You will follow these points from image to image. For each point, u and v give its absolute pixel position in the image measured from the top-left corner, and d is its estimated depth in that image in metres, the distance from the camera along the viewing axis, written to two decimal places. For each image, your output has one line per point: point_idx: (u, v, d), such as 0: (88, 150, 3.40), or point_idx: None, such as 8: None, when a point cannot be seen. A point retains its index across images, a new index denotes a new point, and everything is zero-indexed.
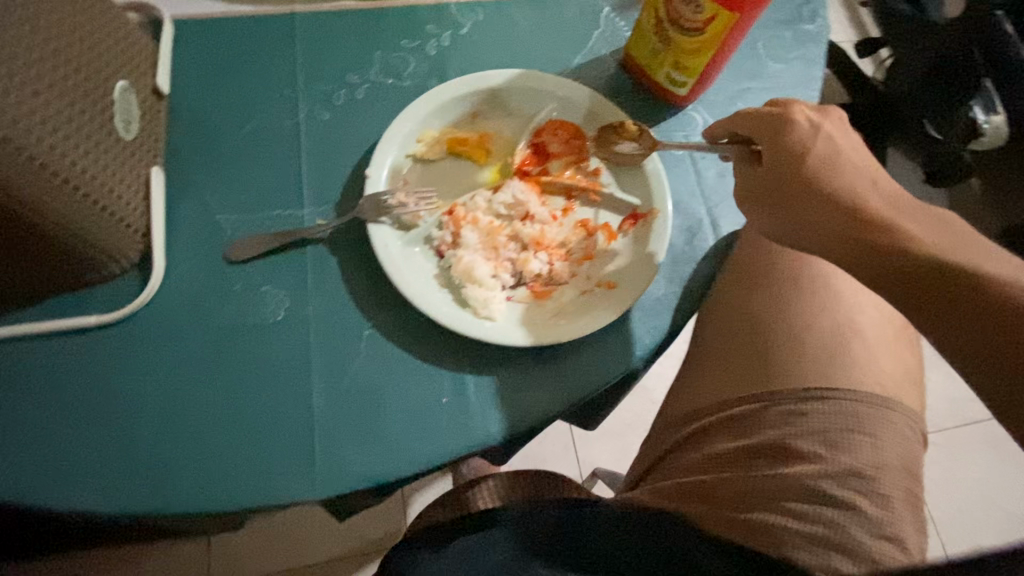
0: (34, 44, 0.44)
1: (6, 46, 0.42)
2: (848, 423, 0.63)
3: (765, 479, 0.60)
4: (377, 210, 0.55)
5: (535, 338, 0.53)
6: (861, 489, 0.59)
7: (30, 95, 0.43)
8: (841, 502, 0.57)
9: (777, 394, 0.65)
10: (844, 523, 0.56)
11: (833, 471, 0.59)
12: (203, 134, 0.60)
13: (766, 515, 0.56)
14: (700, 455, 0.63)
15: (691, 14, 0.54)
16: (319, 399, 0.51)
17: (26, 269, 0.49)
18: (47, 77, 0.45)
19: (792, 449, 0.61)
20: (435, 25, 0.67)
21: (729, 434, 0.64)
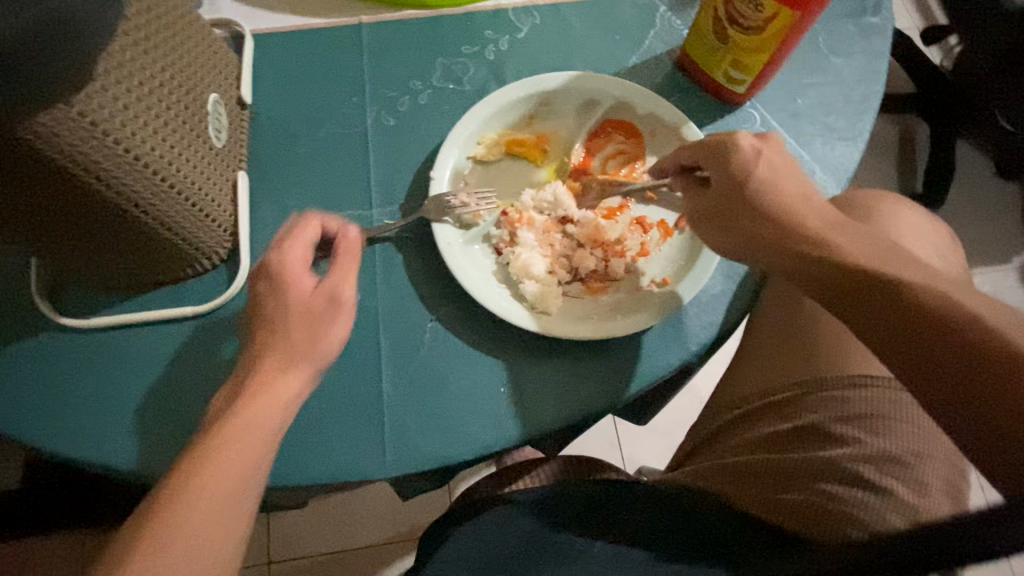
0: (150, 66, 0.48)
1: (133, 72, 0.46)
2: (891, 411, 0.59)
3: (797, 460, 0.59)
4: (440, 210, 0.58)
5: (592, 331, 0.54)
6: (901, 477, 0.55)
7: (151, 115, 0.47)
8: (877, 486, 0.55)
9: (819, 383, 0.63)
10: (879, 506, 0.53)
11: (869, 456, 0.57)
12: (282, 140, 0.65)
13: (791, 492, 0.56)
14: (741, 442, 0.64)
15: (751, 12, 0.55)
16: (387, 386, 0.55)
17: (132, 264, 0.54)
18: (161, 96, 0.49)
19: (829, 433, 0.60)
20: (494, 31, 0.70)
21: (770, 422, 0.64)
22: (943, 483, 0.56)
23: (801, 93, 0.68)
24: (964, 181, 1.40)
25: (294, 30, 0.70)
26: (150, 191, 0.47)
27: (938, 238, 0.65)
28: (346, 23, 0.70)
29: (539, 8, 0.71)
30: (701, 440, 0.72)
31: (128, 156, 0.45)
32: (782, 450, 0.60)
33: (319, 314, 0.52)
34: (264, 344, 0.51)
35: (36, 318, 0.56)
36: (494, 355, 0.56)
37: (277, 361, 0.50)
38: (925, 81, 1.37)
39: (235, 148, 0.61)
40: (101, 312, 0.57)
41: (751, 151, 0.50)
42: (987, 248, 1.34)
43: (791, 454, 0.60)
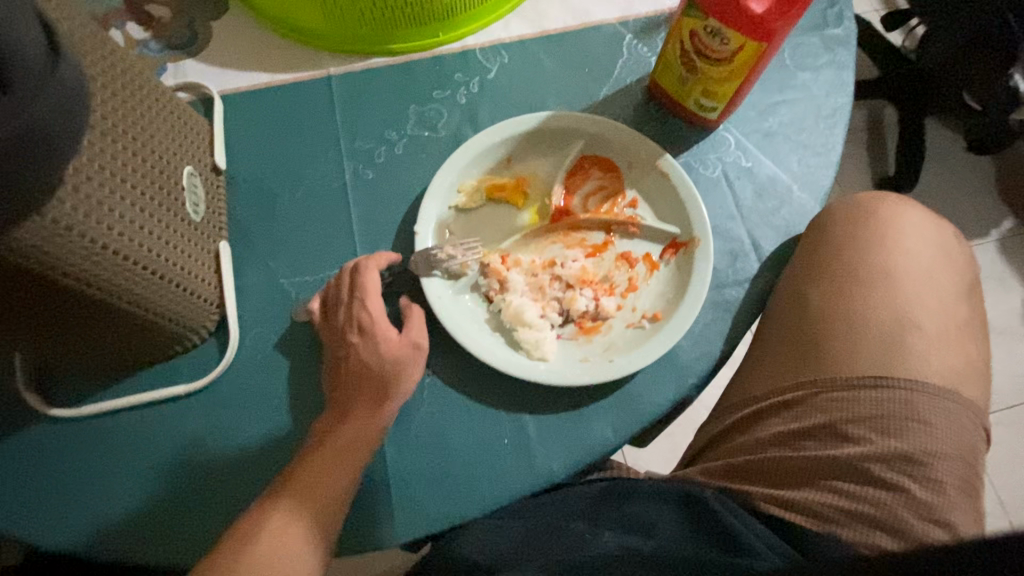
0: (128, 160, 0.48)
1: (115, 171, 0.45)
2: (904, 411, 0.58)
3: (818, 460, 0.57)
4: (428, 264, 0.57)
5: (590, 376, 0.54)
6: (915, 475, 0.55)
7: (134, 210, 0.47)
8: (895, 486, 0.55)
9: (833, 382, 0.59)
10: (897, 506, 0.54)
11: (886, 456, 0.56)
12: (261, 203, 0.64)
13: (813, 495, 0.56)
14: (757, 440, 0.61)
15: (718, 45, 0.55)
16: (390, 449, 0.55)
17: (117, 350, 0.53)
18: (142, 187, 0.49)
19: (844, 433, 0.58)
20: (464, 73, 0.70)
21: (784, 419, 0.60)
22: (956, 478, 0.55)
23: (773, 111, 0.68)
24: (938, 158, 1.39)
25: (263, 88, 0.70)
26: (129, 281, 0.46)
27: (924, 237, 0.67)
28: (315, 76, 0.70)
29: (506, 46, 0.72)
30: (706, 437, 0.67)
31: (118, 258, 0.44)
32: (800, 449, 0.58)
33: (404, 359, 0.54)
34: (354, 384, 0.53)
35: (25, 412, 0.55)
36: (495, 406, 0.56)
37: (369, 399, 0.53)
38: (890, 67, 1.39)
39: (214, 217, 0.60)
40: (91, 399, 0.56)
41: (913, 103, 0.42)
42: (968, 223, 1.34)
43: (810, 454, 0.58)
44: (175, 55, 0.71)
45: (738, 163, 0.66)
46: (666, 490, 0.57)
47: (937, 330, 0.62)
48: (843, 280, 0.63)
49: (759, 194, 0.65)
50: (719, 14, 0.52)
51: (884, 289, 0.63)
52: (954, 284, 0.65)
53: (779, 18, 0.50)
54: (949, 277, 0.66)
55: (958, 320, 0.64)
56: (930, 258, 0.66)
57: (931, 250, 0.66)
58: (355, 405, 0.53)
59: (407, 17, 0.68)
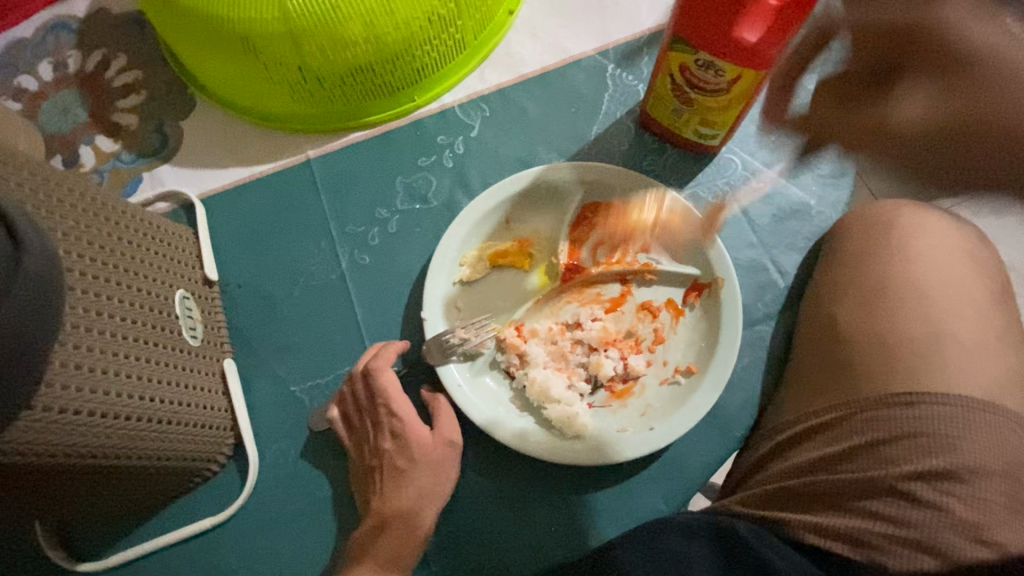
0: (122, 309, 0.45)
1: (110, 327, 0.43)
2: (944, 427, 0.45)
3: (841, 480, 0.46)
4: (443, 350, 0.54)
5: (630, 448, 0.51)
6: (958, 493, 0.43)
7: (133, 362, 0.44)
8: (937, 509, 0.43)
9: (861, 399, 0.48)
10: (940, 528, 0.42)
11: (924, 472, 0.44)
12: (261, 307, 0.62)
13: (844, 525, 0.45)
14: (782, 471, 0.50)
15: (712, 78, 0.51)
16: (433, 556, 0.51)
17: (134, 496, 0.51)
18: (139, 333, 0.46)
19: (877, 454, 0.46)
20: (447, 135, 0.67)
21: (816, 445, 0.49)
22: (1007, 496, 0.43)
23: (776, 123, 0.65)
24: None
25: (243, 183, 0.67)
26: (130, 436, 0.44)
27: (948, 236, 0.54)
28: (294, 162, 0.67)
29: (486, 98, 0.68)
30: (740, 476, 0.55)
31: (117, 420, 0.42)
32: (824, 470, 0.47)
33: (439, 460, 0.51)
34: (388, 493, 0.50)
35: (50, 571, 0.53)
36: (536, 492, 0.53)
37: (407, 508, 0.49)
38: None
39: (214, 333, 0.58)
40: (115, 547, 0.54)
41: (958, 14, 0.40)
42: None
43: (836, 476, 0.47)
44: (149, 163, 0.69)
45: (749, 186, 0.62)
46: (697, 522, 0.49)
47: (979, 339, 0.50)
48: (863, 292, 0.52)
49: (778, 217, 0.61)
50: (710, 47, 0.49)
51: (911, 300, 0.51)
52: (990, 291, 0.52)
53: (775, 45, 0.46)
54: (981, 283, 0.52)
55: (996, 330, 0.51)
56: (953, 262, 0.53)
57: (957, 253, 0.53)
58: (392, 513, 0.48)
59: (381, 88, 0.65)
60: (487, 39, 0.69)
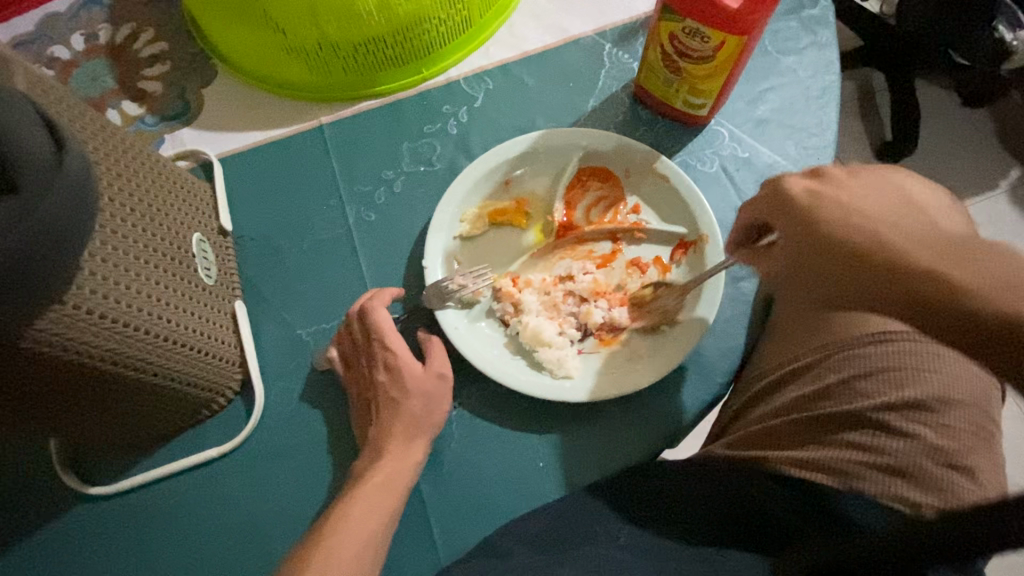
0: (144, 236, 0.48)
1: (132, 249, 0.46)
2: (913, 363, 0.49)
3: (824, 416, 0.48)
4: (441, 296, 0.57)
5: (617, 388, 0.54)
6: (929, 422, 0.47)
7: (153, 284, 0.48)
8: (911, 436, 0.46)
9: (841, 341, 0.50)
10: (916, 454, 0.45)
11: (896, 404, 0.47)
12: (271, 258, 0.65)
13: (829, 456, 0.47)
14: (766, 413, 0.52)
15: (698, 44, 0.55)
16: (424, 484, 0.55)
17: (146, 421, 0.54)
18: (158, 261, 0.49)
19: (855, 389, 0.49)
20: (451, 105, 0.71)
21: (799, 384, 0.51)
22: (969, 424, 0.47)
23: (762, 100, 0.68)
24: (931, 114, 1.32)
25: (259, 145, 0.71)
26: (148, 351, 0.47)
27: None
28: (307, 126, 0.71)
29: (489, 72, 0.73)
30: (722, 421, 0.58)
31: (138, 333, 0.45)
32: (807, 408, 0.49)
33: (433, 392, 0.54)
34: (385, 422, 0.53)
35: (64, 492, 0.56)
36: (525, 430, 0.56)
37: (402, 435, 0.52)
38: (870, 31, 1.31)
39: (226, 278, 0.61)
40: (125, 473, 0.57)
41: (803, 191, 0.48)
42: (973, 174, 1.27)
43: (819, 412, 0.49)
44: (171, 126, 0.73)
45: (736, 155, 0.66)
46: (703, 476, 0.50)
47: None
48: None
49: (761, 184, 0.65)
50: (696, 14, 0.53)
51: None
52: None
53: (755, 10, 0.50)
54: None
55: None
56: None
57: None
58: (389, 439, 0.51)
59: (391, 58, 0.69)
60: (492, 18, 0.74)
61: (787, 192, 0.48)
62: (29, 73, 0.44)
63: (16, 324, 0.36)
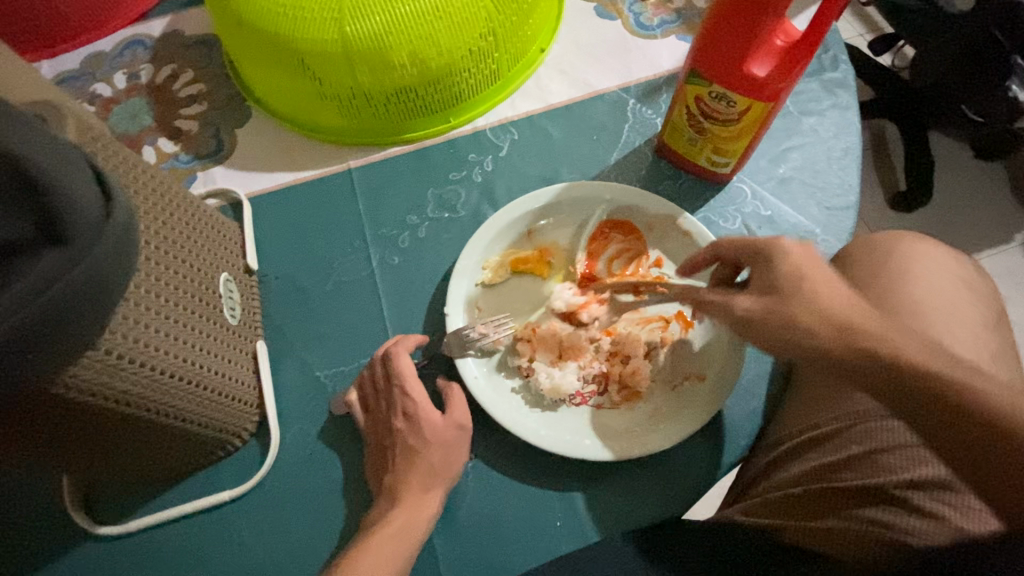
0: (172, 278, 0.48)
1: (162, 292, 0.47)
2: None
3: (843, 489, 0.47)
4: (462, 344, 0.57)
5: (640, 448, 0.53)
6: (956, 503, 0.44)
7: (179, 326, 0.48)
8: (934, 516, 0.44)
9: (867, 411, 0.50)
10: (938, 536, 0.43)
11: (922, 481, 0.45)
12: (294, 298, 0.66)
13: (848, 529, 0.46)
14: (783, 479, 0.51)
15: (725, 108, 0.57)
16: (438, 539, 0.53)
17: (160, 462, 0.53)
18: (186, 304, 0.50)
19: (878, 462, 0.48)
20: (477, 153, 0.73)
21: (819, 452, 0.51)
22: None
23: (784, 159, 0.69)
24: (947, 168, 1.32)
25: (288, 185, 0.73)
26: (170, 394, 0.47)
27: (944, 265, 0.57)
28: (335, 169, 0.73)
29: (515, 123, 0.74)
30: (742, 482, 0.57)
31: (162, 376, 0.45)
32: (824, 479, 0.49)
33: (452, 442, 0.53)
34: (401, 470, 0.52)
35: (74, 531, 0.55)
36: (542, 485, 0.55)
37: (419, 486, 0.51)
38: (885, 85, 1.33)
39: (250, 317, 0.62)
40: (136, 513, 0.56)
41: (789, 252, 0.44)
42: (990, 228, 1.26)
43: (837, 483, 0.48)
44: (205, 164, 0.75)
45: (758, 213, 0.67)
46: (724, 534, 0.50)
47: (971, 358, 0.52)
48: None
49: None
50: (724, 80, 0.54)
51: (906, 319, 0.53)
52: (983, 316, 0.55)
53: (782, 81, 0.52)
54: (972, 307, 0.55)
55: (988, 352, 0.53)
56: (945, 286, 0.55)
57: (949, 280, 0.56)
58: (405, 489, 0.51)
59: (421, 108, 0.72)
60: (519, 72, 0.76)
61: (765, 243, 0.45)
62: (77, 121, 0.45)
63: (50, 373, 0.37)
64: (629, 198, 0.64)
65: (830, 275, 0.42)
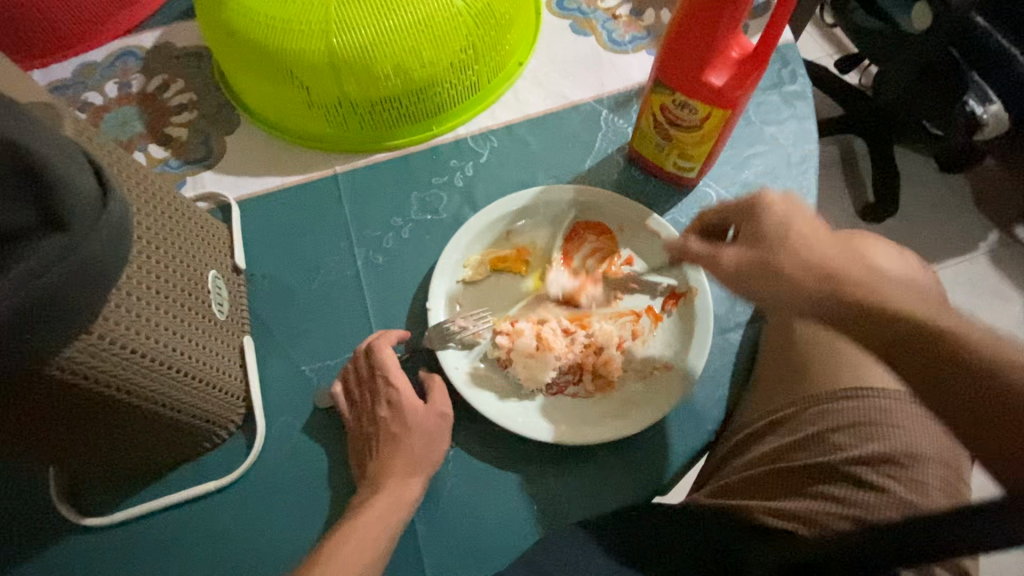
0: (163, 271, 0.51)
1: (154, 283, 0.49)
2: (882, 418, 0.51)
3: (799, 467, 0.51)
4: (442, 337, 0.60)
5: (613, 432, 0.56)
6: (899, 476, 0.48)
7: (169, 316, 0.50)
8: (880, 489, 0.48)
9: (816, 395, 0.53)
10: (884, 508, 0.47)
11: (867, 458, 0.49)
12: (281, 296, 0.68)
13: (803, 505, 0.49)
14: (743, 462, 0.54)
15: (688, 115, 0.61)
16: (418, 525, 0.55)
17: (147, 453, 0.55)
18: (176, 296, 0.52)
19: (828, 442, 0.51)
20: (458, 159, 0.77)
21: (777, 435, 0.54)
22: (941, 480, 0.49)
23: (747, 165, 0.74)
24: (909, 179, 1.39)
25: (276, 189, 0.75)
26: (159, 382, 0.49)
27: (892, 261, 0.61)
28: (322, 173, 0.76)
29: (495, 131, 0.78)
30: (708, 469, 0.59)
31: (151, 363, 0.47)
32: (782, 460, 0.52)
33: (433, 430, 0.56)
34: (384, 457, 0.54)
35: (59, 523, 0.56)
36: (519, 472, 0.57)
37: (400, 471, 0.53)
38: (849, 100, 1.40)
39: (238, 313, 0.64)
40: (122, 505, 0.57)
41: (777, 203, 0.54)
42: (951, 237, 1.33)
43: (792, 463, 0.51)
44: (194, 169, 0.78)
45: None
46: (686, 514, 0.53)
47: None
48: None
49: None
50: (686, 90, 0.59)
51: None
52: None
53: (738, 89, 0.56)
54: None
55: None
56: (893, 282, 0.60)
57: (897, 276, 0.60)
58: (388, 475, 0.53)
59: (405, 116, 0.75)
60: (499, 83, 0.80)
61: (763, 199, 0.54)
62: (76, 121, 0.48)
63: (45, 353, 0.38)
64: (603, 202, 0.68)
65: (808, 223, 0.52)
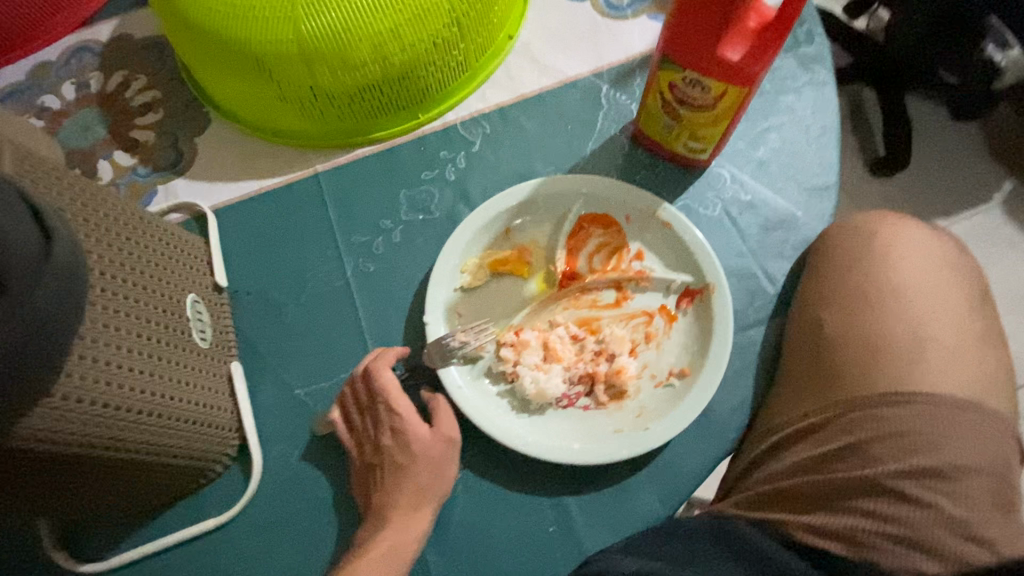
0: (134, 309, 0.46)
1: (123, 325, 0.44)
2: (926, 427, 0.48)
3: (837, 481, 0.48)
4: (443, 354, 0.56)
5: (631, 448, 0.52)
6: (943, 489, 0.46)
7: (145, 358, 0.46)
8: (925, 505, 0.46)
9: (852, 400, 0.50)
10: (930, 525, 0.45)
11: (911, 471, 0.47)
12: (269, 313, 0.64)
13: (844, 521, 0.46)
14: (773, 473, 0.51)
15: (700, 94, 0.55)
16: (429, 554, 0.53)
17: (138, 496, 0.52)
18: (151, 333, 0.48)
19: (868, 453, 0.48)
20: (449, 150, 0.71)
21: (811, 443, 0.50)
22: (988, 492, 0.46)
23: (762, 140, 0.68)
24: (924, 131, 1.31)
25: (253, 195, 0.70)
26: (140, 430, 0.45)
27: (926, 245, 0.56)
28: (301, 175, 0.70)
29: (487, 116, 0.72)
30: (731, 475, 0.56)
31: (130, 413, 0.44)
32: (819, 472, 0.49)
33: (439, 456, 0.52)
34: (389, 489, 0.51)
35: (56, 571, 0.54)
36: (533, 493, 0.54)
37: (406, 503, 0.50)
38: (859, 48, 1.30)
39: (222, 337, 0.60)
40: (120, 547, 0.54)
41: None
42: (968, 193, 1.27)
43: (831, 476, 0.48)
44: (164, 177, 0.72)
45: (738, 198, 0.65)
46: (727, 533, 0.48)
47: (952, 340, 0.52)
48: (849, 298, 0.54)
49: (766, 227, 0.64)
50: (698, 66, 0.52)
51: (889, 302, 0.53)
52: (965, 295, 0.55)
53: (758, 63, 0.50)
54: (955, 286, 0.55)
55: (971, 333, 0.53)
56: (928, 267, 0.55)
57: (931, 261, 0.55)
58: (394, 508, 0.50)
59: (387, 107, 0.69)
60: (487, 62, 0.73)
61: None
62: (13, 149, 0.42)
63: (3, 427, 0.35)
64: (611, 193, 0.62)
65: None
